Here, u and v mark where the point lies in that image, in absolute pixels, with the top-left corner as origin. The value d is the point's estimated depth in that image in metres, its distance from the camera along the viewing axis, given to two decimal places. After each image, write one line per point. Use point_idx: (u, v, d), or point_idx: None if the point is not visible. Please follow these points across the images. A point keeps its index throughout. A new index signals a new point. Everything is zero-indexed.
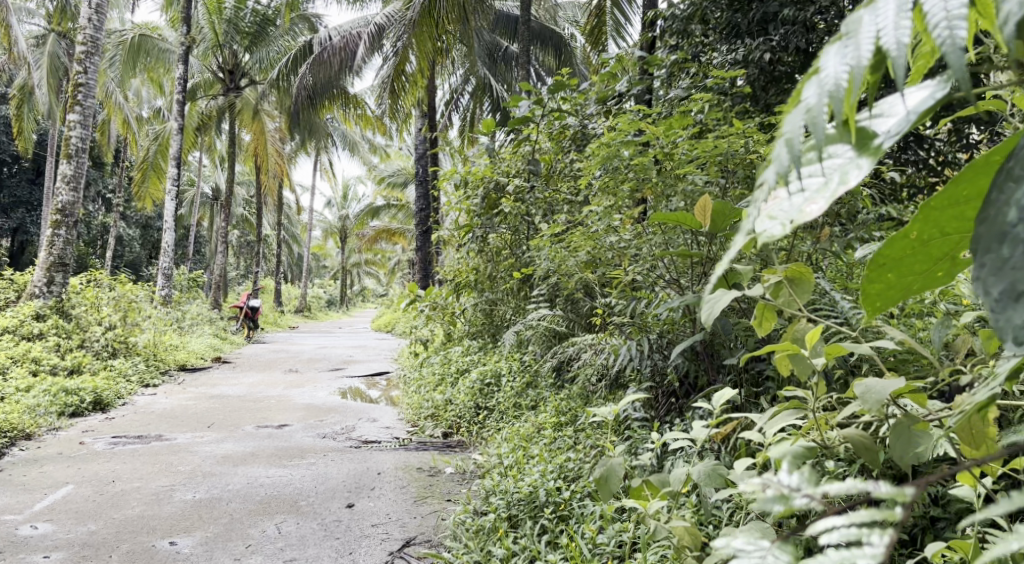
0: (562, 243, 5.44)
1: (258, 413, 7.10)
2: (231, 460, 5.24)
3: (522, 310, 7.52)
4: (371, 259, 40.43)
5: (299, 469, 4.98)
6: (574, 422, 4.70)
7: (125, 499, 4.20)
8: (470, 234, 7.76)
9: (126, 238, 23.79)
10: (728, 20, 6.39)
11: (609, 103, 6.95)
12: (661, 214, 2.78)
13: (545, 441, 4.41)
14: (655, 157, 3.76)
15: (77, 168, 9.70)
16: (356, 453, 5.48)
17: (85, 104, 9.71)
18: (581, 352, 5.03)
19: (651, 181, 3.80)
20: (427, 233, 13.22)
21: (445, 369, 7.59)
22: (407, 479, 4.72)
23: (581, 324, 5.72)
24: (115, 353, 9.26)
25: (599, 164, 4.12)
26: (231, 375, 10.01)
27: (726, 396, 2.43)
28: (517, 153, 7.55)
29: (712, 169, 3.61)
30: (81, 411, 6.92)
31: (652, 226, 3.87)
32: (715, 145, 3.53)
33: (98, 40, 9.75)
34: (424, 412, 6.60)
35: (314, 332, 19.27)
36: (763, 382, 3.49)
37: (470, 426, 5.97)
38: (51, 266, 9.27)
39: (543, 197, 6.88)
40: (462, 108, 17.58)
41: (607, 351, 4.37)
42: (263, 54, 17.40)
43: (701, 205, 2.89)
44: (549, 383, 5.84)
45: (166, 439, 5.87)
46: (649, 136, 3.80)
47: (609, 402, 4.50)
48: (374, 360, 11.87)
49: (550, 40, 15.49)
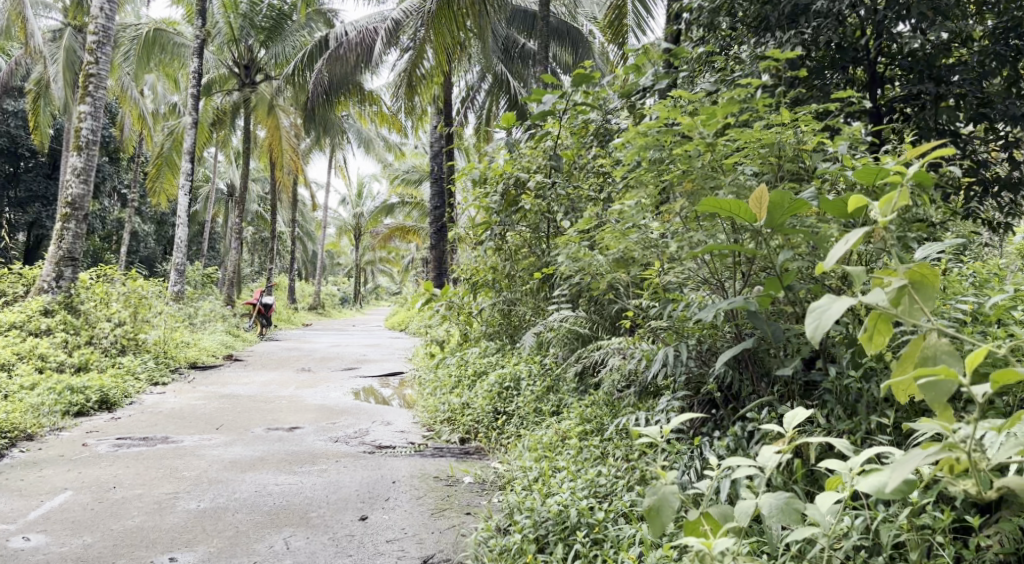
0: (588, 242, 5.15)
1: (268, 414, 6.87)
2: (239, 465, 5.00)
3: (542, 311, 7.23)
4: (385, 258, 40.18)
5: (310, 476, 4.73)
6: (602, 431, 4.43)
7: (126, 508, 3.97)
8: (489, 232, 7.46)
9: (141, 234, 23.68)
10: (757, 13, 6.00)
11: (633, 98, 6.69)
12: (710, 203, 2.77)
13: (571, 452, 4.14)
14: (702, 147, 3.45)
15: (88, 161, 9.50)
16: (370, 460, 5.22)
17: (96, 95, 9.53)
18: (608, 356, 4.75)
19: (693, 174, 3.47)
20: (442, 232, 12.96)
21: (462, 371, 7.32)
22: (424, 489, 4.46)
23: (605, 326, 5.53)
24: (125, 350, 9.06)
25: (628, 161, 3.76)
26: (242, 374, 9.78)
27: (798, 419, 2.42)
28: (538, 148, 7.27)
29: (758, 160, 3.47)
30: (86, 410, 6.70)
31: (691, 223, 3.58)
32: (763, 134, 3.38)
33: (110, 30, 9.55)
34: (440, 417, 6.34)
35: (327, 331, 19.01)
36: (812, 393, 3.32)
37: (489, 432, 5.70)
38: (61, 260, 9.12)
39: (567, 193, 6.79)
40: (479, 105, 17.30)
41: (638, 357, 4.14)
42: (280, 49, 17.17)
43: (758, 196, 2.75)
44: (572, 388, 5.56)
45: (172, 442, 5.64)
46: (691, 125, 3.49)
47: (639, 410, 4.23)
48: (389, 360, 11.60)
49: (567, 36, 15.28)
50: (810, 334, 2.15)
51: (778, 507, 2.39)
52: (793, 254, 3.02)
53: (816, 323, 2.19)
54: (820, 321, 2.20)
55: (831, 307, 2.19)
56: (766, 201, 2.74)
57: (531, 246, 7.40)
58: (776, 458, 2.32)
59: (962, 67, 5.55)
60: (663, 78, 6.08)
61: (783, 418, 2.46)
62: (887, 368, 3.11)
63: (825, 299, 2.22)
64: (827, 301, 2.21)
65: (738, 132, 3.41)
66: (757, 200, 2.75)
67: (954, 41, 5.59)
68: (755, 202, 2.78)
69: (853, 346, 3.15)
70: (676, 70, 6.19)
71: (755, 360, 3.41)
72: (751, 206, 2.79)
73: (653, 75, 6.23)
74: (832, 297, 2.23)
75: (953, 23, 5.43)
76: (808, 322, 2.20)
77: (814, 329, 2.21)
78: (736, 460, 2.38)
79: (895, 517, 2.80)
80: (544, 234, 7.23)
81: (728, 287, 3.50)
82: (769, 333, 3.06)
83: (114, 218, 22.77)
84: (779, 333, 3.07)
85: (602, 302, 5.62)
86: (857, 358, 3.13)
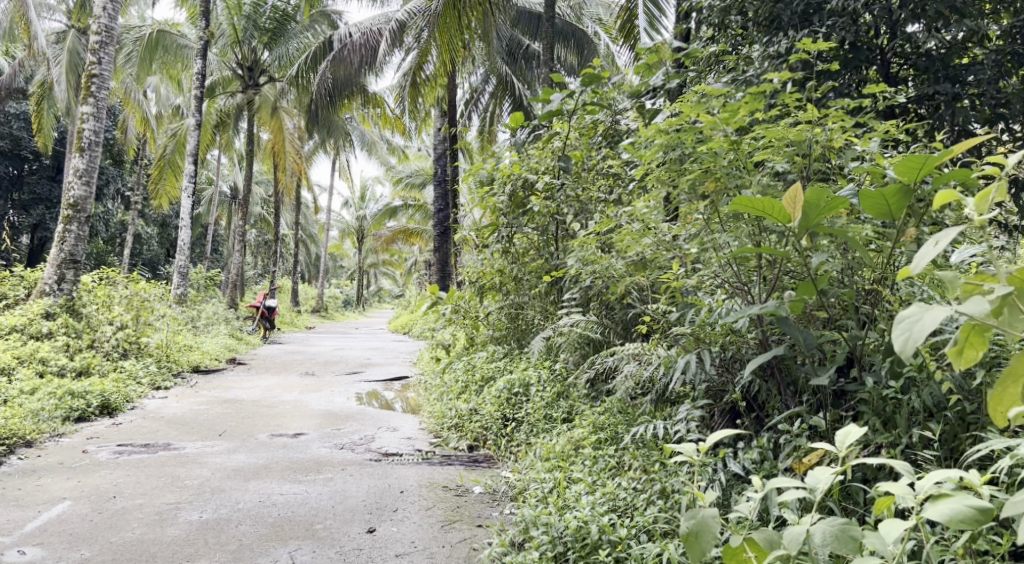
0: (600, 244, 5.03)
1: (272, 420, 6.74)
2: (242, 473, 4.86)
3: (552, 315, 7.08)
4: (387, 260, 40.07)
5: (315, 486, 4.59)
6: (616, 440, 4.30)
7: (125, 520, 3.83)
8: (496, 234, 7.33)
9: (144, 236, 23.57)
10: (768, 12, 5.83)
11: (642, 98, 6.58)
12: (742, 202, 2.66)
13: (586, 463, 4.02)
14: (726, 146, 3.31)
15: (90, 162, 9.38)
16: (376, 468, 5.08)
17: (99, 96, 9.42)
18: (621, 361, 4.63)
19: (718, 173, 3.34)
20: (446, 234, 12.83)
21: (469, 376, 7.17)
22: (433, 499, 4.32)
23: (617, 331, 5.41)
24: (127, 353, 8.92)
25: (648, 161, 3.62)
26: (246, 378, 9.64)
27: (853, 438, 2.26)
28: (546, 149, 7.11)
29: (784, 159, 3.33)
30: (87, 415, 6.56)
31: (714, 223, 3.46)
32: (789, 134, 3.24)
33: (113, 30, 9.43)
34: (446, 423, 6.20)
35: (331, 333, 18.89)
36: (843, 404, 3.21)
37: (498, 440, 5.56)
38: (62, 263, 8.99)
39: (576, 195, 6.65)
40: (483, 107, 17.17)
41: (654, 364, 4.03)
42: (283, 51, 17.01)
43: (792, 194, 2.67)
44: (583, 394, 5.43)
45: (175, 449, 5.50)
46: (714, 124, 3.35)
47: (655, 419, 4.11)
48: (393, 364, 11.46)
49: (572, 37, 15.17)
50: (900, 347, 1.89)
51: (834, 535, 2.24)
52: (827, 256, 2.90)
53: (904, 334, 1.95)
54: (909, 333, 1.96)
55: (923, 317, 1.94)
56: (800, 201, 2.67)
57: (540, 249, 7.26)
58: (831, 478, 2.17)
59: (980, 67, 5.40)
60: (674, 78, 5.93)
61: (835, 438, 2.30)
62: (927, 378, 2.97)
63: (916, 307, 1.98)
64: (918, 310, 1.96)
65: (763, 131, 3.27)
66: (792, 200, 2.67)
67: (969, 43, 5.46)
68: (788, 202, 2.70)
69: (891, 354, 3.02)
70: (687, 69, 6.05)
71: (781, 367, 3.31)
72: (784, 207, 2.71)
73: (665, 75, 6.08)
74: (923, 306, 1.98)
75: (971, 22, 5.30)
76: (896, 333, 1.96)
77: (902, 342, 1.97)
78: (783, 481, 2.23)
79: (950, 540, 2.70)
80: (553, 237, 7.09)
81: (756, 290, 3.38)
82: (798, 338, 2.95)
83: (117, 220, 22.70)
84: (811, 340, 2.96)
85: (614, 307, 5.49)
86: (896, 367, 3.00)
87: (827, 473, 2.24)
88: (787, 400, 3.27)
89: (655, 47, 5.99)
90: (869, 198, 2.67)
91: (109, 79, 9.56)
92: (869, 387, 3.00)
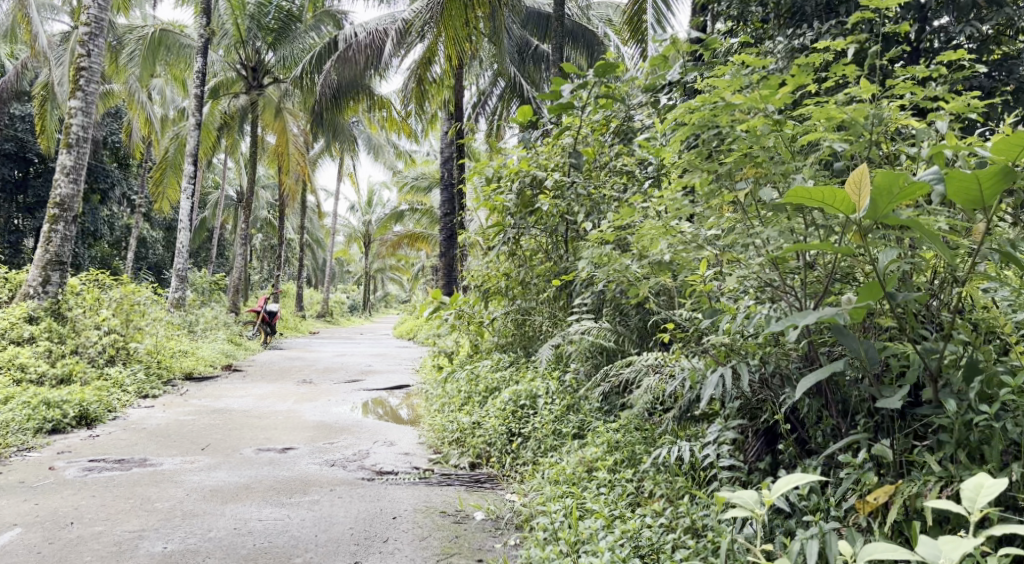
0: (614, 244, 4.59)
1: (260, 432, 6.29)
2: (220, 495, 4.41)
3: (560, 322, 6.57)
4: (394, 265, 39.29)
5: (299, 510, 4.16)
6: (634, 462, 3.89)
7: (78, 552, 3.47)
8: (502, 235, 6.83)
9: (147, 240, 23.18)
10: (790, 4, 5.44)
11: (657, 94, 6.13)
12: (796, 191, 2.27)
13: (603, 491, 3.60)
14: (771, 125, 2.89)
15: (78, 159, 8.98)
16: (368, 489, 4.62)
17: (88, 90, 9.01)
18: (638, 373, 4.22)
19: (758, 158, 2.93)
20: (451, 237, 12.35)
21: (472, 386, 6.68)
22: (429, 527, 3.87)
23: (632, 340, 4.99)
24: (113, 360, 8.50)
25: (676, 146, 3.21)
26: (240, 386, 9.21)
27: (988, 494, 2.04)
28: (556, 145, 6.71)
29: (839, 140, 2.86)
30: (61, 427, 6.11)
31: (760, 217, 3.01)
32: (844, 113, 2.79)
33: (103, 21, 9.05)
34: (447, 437, 5.73)
35: (335, 339, 18.43)
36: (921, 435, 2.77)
37: (502, 457, 5.09)
38: (48, 264, 8.57)
39: (587, 193, 6.19)
40: (490, 109, 16.70)
41: (680, 378, 3.62)
42: (287, 51, 16.55)
43: (856, 179, 2.31)
44: (595, 408, 5.02)
45: (151, 465, 5.06)
46: (755, 101, 2.94)
47: (679, 440, 3.71)
48: (394, 371, 10.96)
49: (582, 38, 14.71)
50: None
51: None
52: (899, 254, 2.46)
53: None
54: None
55: None
56: (864, 185, 2.29)
57: (549, 250, 6.79)
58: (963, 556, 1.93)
59: (1019, 61, 4.91)
60: (692, 70, 5.43)
61: (964, 500, 2.04)
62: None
63: None
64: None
65: (810, 109, 2.85)
66: (854, 184, 2.30)
67: (1005, 34, 4.98)
68: (852, 188, 2.34)
69: (980, 374, 2.57)
70: (703, 62, 5.58)
71: (833, 387, 2.90)
72: (848, 196, 2.33)
73: (681, 68, 5.60)
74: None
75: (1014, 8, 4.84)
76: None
77: None
78: (898, 552, 1.98)
79: None
80: (563, 238, 6.61)
81: (803, 294, 2.98)
82: (855, 351, 2.47)
83: (121, 223, 22.37)
84: (875, 353, 2.47)
85: (629, 312, 5.07)
86: (989, 383, 2.56)
87: (958, 545, 1.97)
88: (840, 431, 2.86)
89: (672, 37, 5.51)
90: (958, 181, 2.27)
91: (99, 72, 9.16)
92: (952, 412, 2.56)
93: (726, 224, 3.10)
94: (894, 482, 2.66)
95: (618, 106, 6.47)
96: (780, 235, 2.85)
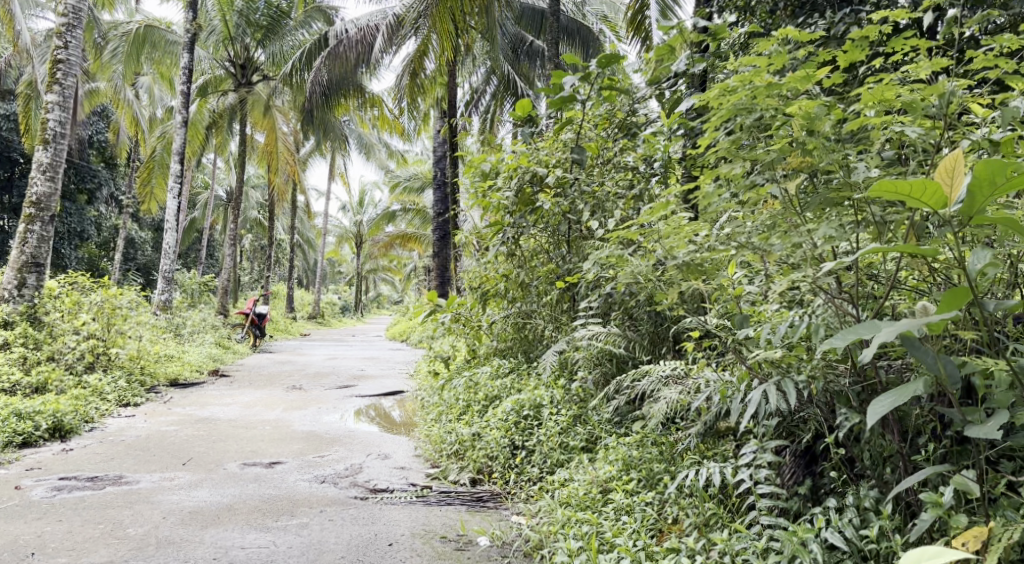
0: (627, 245, 4.25)
1: (247, 445, 5.92)
2: (200, 517, 4.03)
3: (564, 326, 6.22)
4: (386, 266, 38.79)
5: (286, 535, 3.81)
6: (653, 482, 3.59)
7: None
8: (500, 235, 6.43)
9: (136, 241, 22.72)
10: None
11: (664, 87, 5.77)
12: (883, 182, 2.01)
13: (624, 520, 3.29)
14: (826, 107, 2.57)
15: (55, 157, 8.58)
16: (361, 509, 4.26)
17: (65, 84, 8.61)
18: (654, 385, 3.92)
19: (807, 145, 2.59)
20: (445, 238, 11.96)
21: (471, 394, 6.30)
22: (428, 556, 3.53)
23: (643, 346, 4.69)
24: (93, 367, 8.11)
25: (708, 134, 2.88)
26: (226, 393, 8.81)
27: None
28: (556, 141, 6.31)
29: (901, 123, 2.52)
30: (33, 440, 5.73)
31: (808, 212, 2.68)
32: (901, 94, 2.50)
33: (81, 11, 8.68)
34: (445, 450, 5.37)
35: (326, 341, 18.02)
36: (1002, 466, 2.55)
37: (505, 473, 4.73)
38: (23, 266, 8.16)
39: (591, 191, 5.84)
40: (484, 108, 16.34)
41: (706, 393, 3.31)
42: (277, 48, 16.32)
43: (948, 168, 2.08)
44: (606, 420, 4.70)
45: (126, 483, 4.68)
46: (800, 81, 2.63)
47: (705, 461, 3.41)
48: (388, 376, 10.57)
49: (578, 35, 14.32)
50: None
51: None
52: (991, 257, 2.21)
53: None
54: None
55: None
56: (957, 174, 2.07)
57: (550, 250, 6.43)
58: None
59: None
60: (700, 62, 5.08)
61: None
62: None
63: None
64: None
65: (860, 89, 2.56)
66: (946, 175, 2.08)
67: None
68: (943, 179, 2.10)
69: None
70: (712, 54, 5.24)
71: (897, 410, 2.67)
72: (938, 188, 2.10)
73: (688, 59, 5.23)
74: None
75: None
76: None
77: None
78: None
79: None
80: (564, 238, 6.26)
81: (856, 298, 2.68)
82: (932, 368, 2.15)
83: (109, 224, 21.89)
84: (955, 369, 2.13)
85: (639, 316, 4.75)
86: None
87: None
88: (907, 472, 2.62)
89: (678, 26, 5.15)
90: None
91: (76, 65, 8.76)
92: None
93: (765, 219, 2.79)
94: (982, 524, 2.41)
95: (622, 99, 6.12)
96: (835, 233, 2.53)
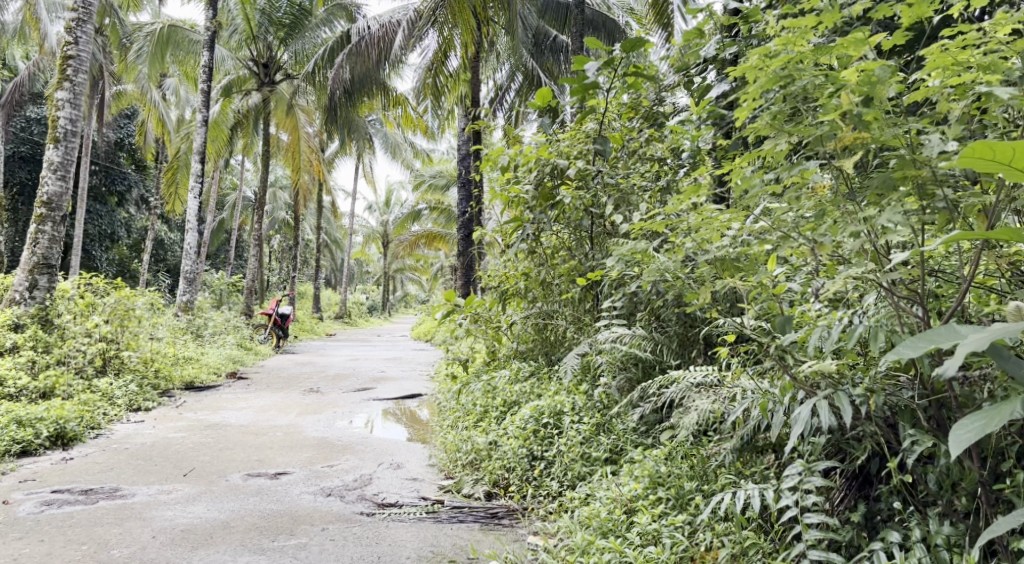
0: (656, 239, 3.88)
1: (254, 453, 5.65)
2: (191, 537, 3.75)
3: (587, 327, 5.86)
4: (412, 266, 38.71)
5: (280, 559, 3.51)
6: (683, 503, 3.24)
7: None
8: (520, 232, 6.07)
9: (164, 242, 22.76)
10: None
11: (694, 73, 5.38)
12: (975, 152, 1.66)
13: (652, 551, 2.95)
14: (890, 69, 2.23)
15: (66, 155, 8.40)
16: (366, 527, 3.95)
17: (75, 80, 8.42)
18: (684, 392, 3.56)
19: (866, 116, 2.25)
20: (469, 237, 11.61)
21: (488, 400, 5.97)
22: None
23: (671, 348, 4.33)
24: (104, 370, 7.90)
25: (746, 108, 2.54)
26: (242, 396, 8.57)
27: None
28: (579, 132, 5.92)
29: (977, 89, 2.17)
30: (33, 449, 5.51)
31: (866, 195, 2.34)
32: (973, 56, 2.17)
33: (90, 6, 8.48)
34: (461, 461, 5.04)
35: (351, 341, 17.86)
36: None
37: (523, 488, 4.37)
38: (34, 268, 7.98)
39: (615, 182, 5.46)
40: (508, 105, 15.94)
41: (746, 406, 2.96)
42: (299, 47, 15.77)
43: None
44: (631, 430, 4.33)
45: (121, 497, 4.41)
46: (852, 44, 2.30)
47: (744, 482, 3.05)
48: (408, 378, 10.27)
49: (604, 27, 13.90)
50: None
51: None
52: None
53: None
54: None
55: None
56: None
57: (573, 246, 6.06)
58: None
59: None
60: (730, 45, 4.70)
61: None
62: None
63: None
64: None
65: (925, 51, 2.22)
66: None
67: None
68: None
69: None
70: (744, 37, 4.83)
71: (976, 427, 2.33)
72: None
73: (719, 42, 4.82)
74: None
75: None
76: None
77: None
78: None
79: None
80: (587, 234, 5.90)
81: (922, 298, 2.32)
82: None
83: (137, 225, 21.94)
84: None
85: (667, 317, 4.38)
86: None
87: None
88: (993, 512, 2.36)
89: (706, 8, 4.79)
90: None
91: (87, 61, 8.57)
92: None
93: (811, 206, 2.45)
94: None
95: (648, 86, 5.72)
96: (901, 220, 2.19)
